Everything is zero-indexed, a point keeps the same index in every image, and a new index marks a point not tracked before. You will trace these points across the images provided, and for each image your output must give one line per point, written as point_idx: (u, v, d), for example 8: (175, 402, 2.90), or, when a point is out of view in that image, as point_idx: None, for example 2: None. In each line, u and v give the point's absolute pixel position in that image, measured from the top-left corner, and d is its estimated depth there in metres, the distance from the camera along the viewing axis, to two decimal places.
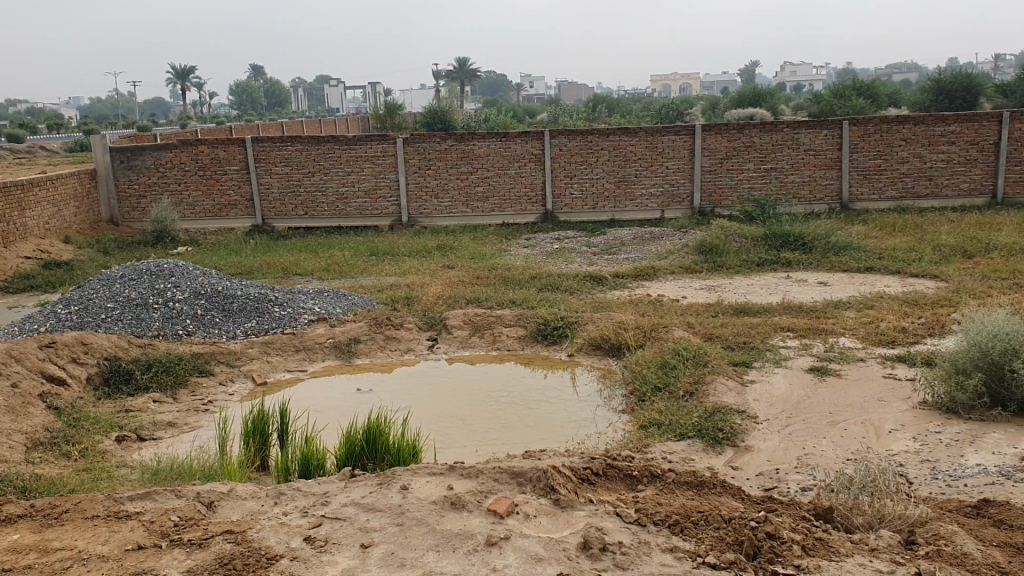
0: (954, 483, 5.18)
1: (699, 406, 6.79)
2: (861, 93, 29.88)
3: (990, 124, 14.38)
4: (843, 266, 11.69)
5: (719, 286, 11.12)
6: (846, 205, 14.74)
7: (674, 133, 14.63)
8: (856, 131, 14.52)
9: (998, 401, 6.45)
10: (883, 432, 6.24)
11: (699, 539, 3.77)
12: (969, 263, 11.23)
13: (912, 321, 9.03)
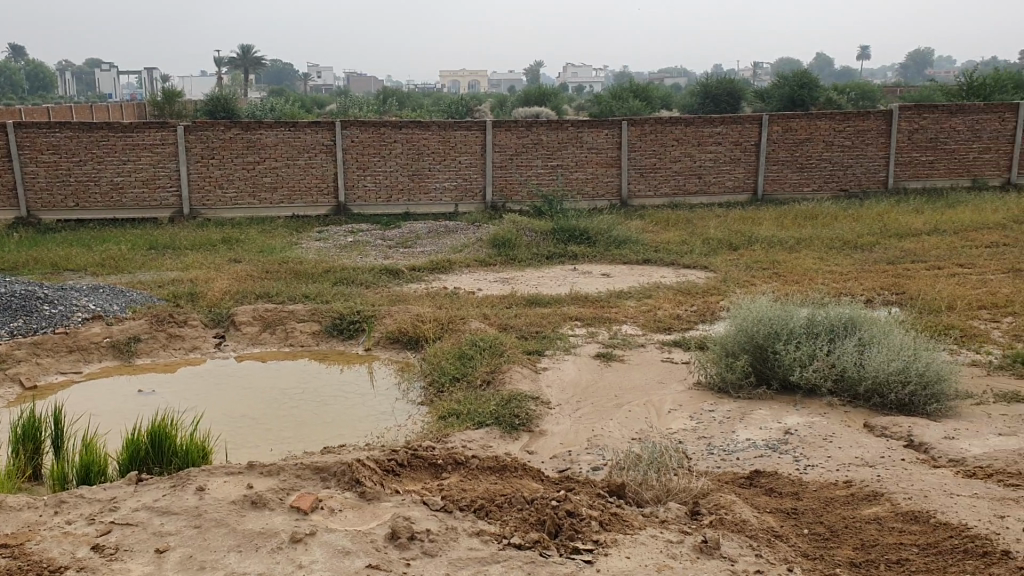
0: (728, 457, 5.59)
1: (496, 395, 6.95)
2: (637, 95, 31.54)
3: (751, 127, 15.58)
4: (625, 259, 12.29)
5: (511, 278, 11.40)
6: (626, 201, 15.49)
7: (464, 128, 14.84)
8: (634, 130, 15.30)
9: (763, 379, 7.03)
10: (664, 412, 6.64)
11: (504, 522, 3.85)
12: (735, 255, 12.12)
13: (686, 309, 9.64)
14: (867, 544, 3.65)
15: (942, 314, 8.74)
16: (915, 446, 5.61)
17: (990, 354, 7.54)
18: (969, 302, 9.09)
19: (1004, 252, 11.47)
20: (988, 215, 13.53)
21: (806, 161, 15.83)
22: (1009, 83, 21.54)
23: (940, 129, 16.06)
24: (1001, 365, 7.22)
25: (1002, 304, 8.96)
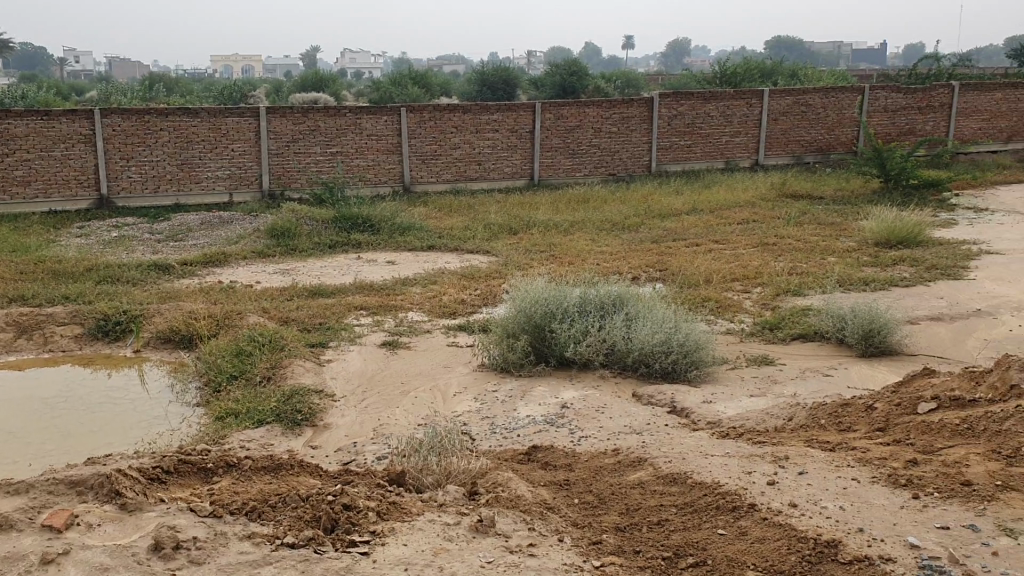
0: (509, 435, 5.73)
1: (276, 391, 6.75)
2: (416, 82, 31.54)
3: (526, 114, 15.96)
4: (408, 246, 12.28)
5: (291, 269, 11.10)
6: (408, 187, 15.45)
7: (237, 115, 14.25)
8: (413, 117, 15.28)
9: (541, 357, 7.23)
10: (448, 396, 6.70)
11: (277, 522, 3.73)
12: (513, 238, 12.39)
13: (469, 294, 9.76)
14: (632, 509, 3.83)
15: (701, 288, 9.34)
16: (679, 412, 5.97)
17: (742, 323, 8.15)
18: (724, 275, 9.77)
19: (754, 228, 12.41)
20: (741, 194, 14.59)
21: (578, 146, 16.42)
22: (754, 72, 23.31)
23: (696, 115, 17.15)
24: (752, 332, 7.81)
25: (752, 276, 9.69)
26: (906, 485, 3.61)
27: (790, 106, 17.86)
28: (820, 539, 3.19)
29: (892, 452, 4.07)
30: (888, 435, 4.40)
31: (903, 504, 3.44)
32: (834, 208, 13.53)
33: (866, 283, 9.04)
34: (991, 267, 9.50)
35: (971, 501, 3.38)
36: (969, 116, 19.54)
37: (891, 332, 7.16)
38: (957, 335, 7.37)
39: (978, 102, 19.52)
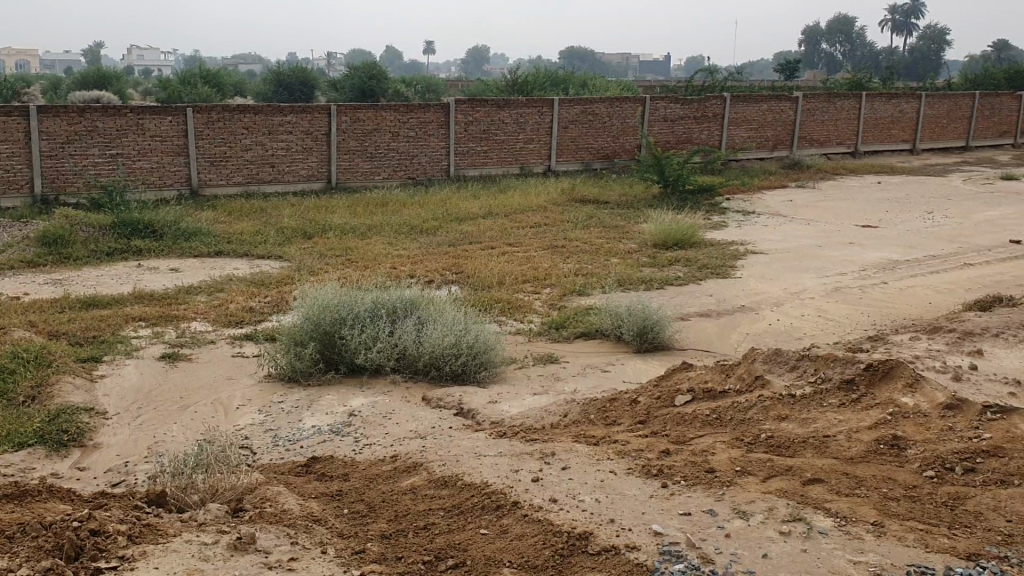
0: (291, 446, 5.58)
1: (41, 411, 6.27)
2: (208, 81, 30.31)
3: (320, 116, 15.66)
4: (195, 252, 11.76)
5: (64, 279, 10.36)
6: (196, 191, 14.78)
7: (2, 114, 13.14)
8: (200, 118, 14.64)
9: (331, 364, 7.09)
10: (230, 409, 6.45)
11: (14, 554, 3.45)
12: (307, 243, 12.13)
13: (258, 301, 9.45)
14: (400, 515, 3.82)
15: (493, 290, 9.49)
16: (465, 414, 6.01)
17: (530, 323, 8.33)
18: (515, 277, 9.98)
19: (545, 231, 12.75)
20: (534, 198, 14.95)
21: (374, 150, 16.28)
22: (547, 81, 24.02)
23: (490, 121, 17.44)
24: (538, 332, 7.99)
25: (542, 277, 9.95)
26: (656, 475, 3.82)
27: (579, 114, 18.52)
28: (573, 532, 3.31)
29: (650, 444, 4.29)
30: (648, 428, 4.64)
31: (652, 493, 3.63)
32: (619, 212, 14.13)
33: (645, 283, 9.48)
34: (754, 266, 10.22)
35: (712, 486, 3.62)
36: (739, 125, 20.99)
37: (664, 329, 7.53)
38: (723, 329, 7.86)
39: (748, 112, 21.00)
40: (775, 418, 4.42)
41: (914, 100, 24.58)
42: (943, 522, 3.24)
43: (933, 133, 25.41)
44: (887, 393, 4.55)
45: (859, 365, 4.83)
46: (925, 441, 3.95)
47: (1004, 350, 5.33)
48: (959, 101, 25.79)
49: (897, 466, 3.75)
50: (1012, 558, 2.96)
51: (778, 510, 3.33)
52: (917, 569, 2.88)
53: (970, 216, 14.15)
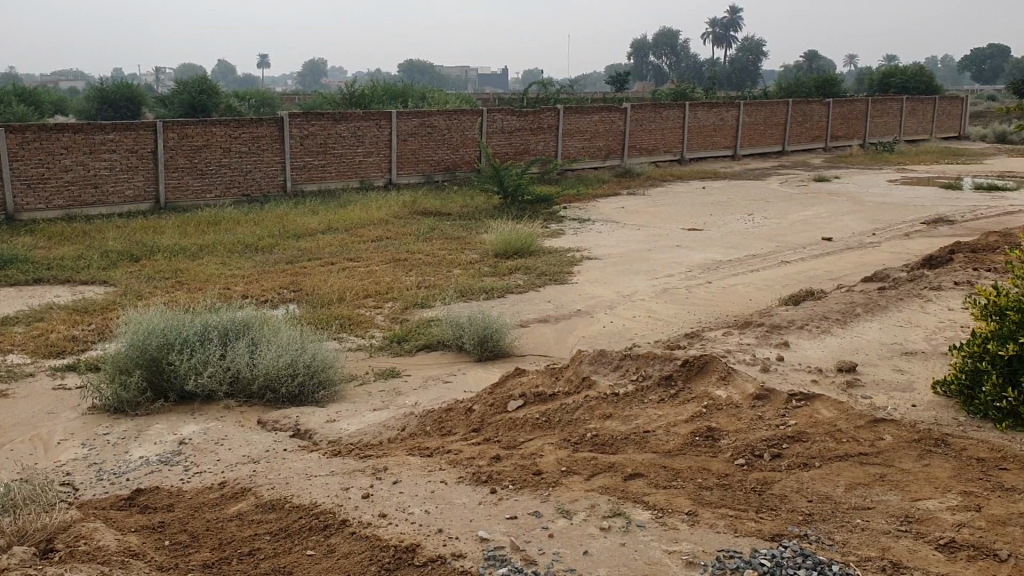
0: (116, 479, 5.30)
1: None
2: (22, 99, 28.54)
3: (146, 134, 15.00)
4: (11, 280, 11.02)
5: None
6: (13, 216, 13.82)
7: None
8: (14, 138, 13.74)
9: (160, 393, 6.77)
10: (50, 445, 6.06)
11: None
12: (135, 266, 11.58)
13: (81, 330, 8.95)
14: (223, 543, 3.70)
15: (333, 306, 9.34)
16: (301, 433, 5.86)
17: (371, 338, 8.24)
18: (355, 292, 9.87)
19: (385, 245, 12.67)
20: (374, 212, 14.83)
21: (206, 168, 15.73)
22: (384, 95, 23.90)
23: (327, 135, 17.21)
24: (379, 347, 7.91)
25: (382, 291, 9.88)
26: (485, 481, 3.86)
27: (417, 127, 18.53)
28: (400, 545, 3.29)
29: (480, 451, 4.34)
30: (480, 435, 4.69)
31: (480, 500, 3.66)
32: (459, 223, 14.21)
33: (485, 292, 9.56)
34: (589, 272, 10.49)
35: (538, 489, 3.70)
36: (573, 136, 21.54)
37: (504, 337, 7.60)
38: (559, 333, 8.01)
39: (581, 123, 21.58)
40: (600, 417, 4.57)
41: (734, 109, 25.89)
42: (751, 506, 3.42)
43: (753, 140, 26.85)
44: (703, 387, 4.78)
45: (677, 361, 5.06)
46: (736, 431, 4.16)
47: (809, 340, 5.69)
48: (775, 109, 27.37)
49: (710, 457, 3.94)
50: (811, 535, 3.16)
51: (599, 507, 3.44)
52: (726, 553, 3.03)
53: (786, 216, 15.03)
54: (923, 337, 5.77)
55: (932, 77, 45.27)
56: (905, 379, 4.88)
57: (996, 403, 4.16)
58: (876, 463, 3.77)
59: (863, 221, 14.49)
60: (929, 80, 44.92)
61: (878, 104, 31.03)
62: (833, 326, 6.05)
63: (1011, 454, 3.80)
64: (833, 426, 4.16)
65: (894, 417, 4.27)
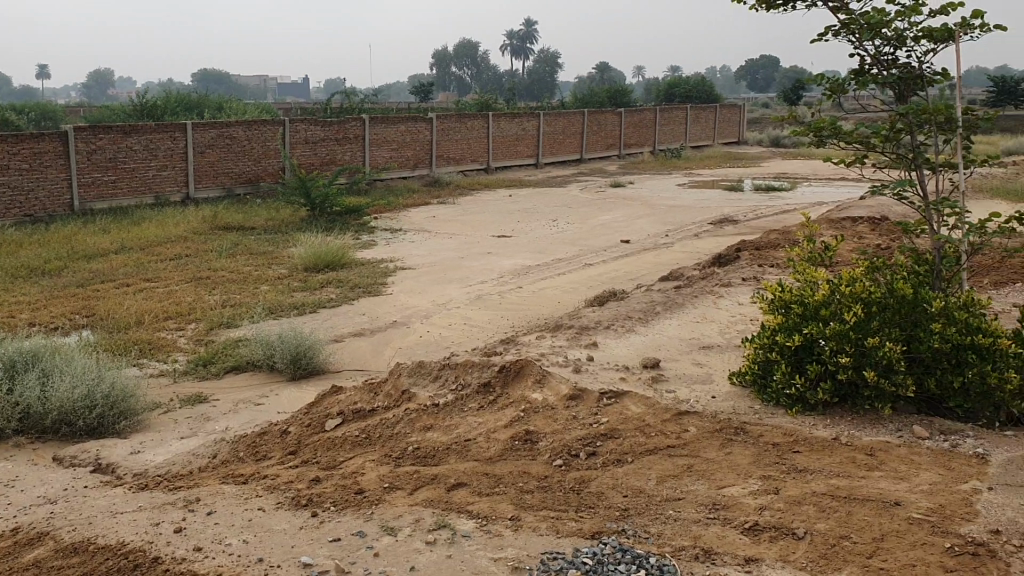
0: None
1: None
2: None
3: None
4: None
5: None
6: None
7: None
8: None
9: None
10: None
11: None
12: None
13: None
14: None
15: (131, 330, 8.82)
16: (103, 467, 5.49)
17: (175, 362, 7.84)
18: (154, 314, 9.37)
19: (186, 263, 12.11)
20: (172, 229, 14.15)
21: None
22: (177, 106, 22.86)
23: (118, 149, 16.24)
24: (184, 371, 7.54)
25: (185, 312, 9.43)
26: (305, 504, 3.76)
27: (215, 139, 17.84)
28: None
29: (299, 474, 4.22)
30: (298, 456, 4.57)
31: (302, 524, 3.56)
32: (265, 238, 13.80)
33: (295, 309, 9.32)
34: (401, 282, 10.45)
35: (361, 507, 3.64)
36: (379, 146, 21.41)
37: (317, 353, 7.44)
38: (375, 347, 7.93)
39: (386, 133, 21.49)
40: (422, 429, 4.57)
41: (534, 118, 26.59)
42: (571, 506, 3.51)
43: (553, 148, 27.66)
44: (519, 391, 4.87)
45: (493, 367, 5.13)
46: (552, 432, 4.27)
47: (615, 339, 5.91)
48: (572, 118, 28.33)
49: (529, 460, 4.02)
50: (628, 530, 3.28)
51: (424, 521, 3.44)
52: (550, 555, 3.09)
53: (588, 221, 15.58)
54: (717, 331, 6.14)
55: (712, 87, 48.35)
56: (704, 372, 5.16)
57: (787, 391, 4.48)
58: (685, 454, 3.97)
59: (658, 224, 15.24)
60: (708, 89, 47.94)
61: (666, 112, 32.78)
62: (636, 325, 6.32)
63: (801, 437, 4.10)
64: (642, 421, 4.34)
65: (697, 409, 4.51)
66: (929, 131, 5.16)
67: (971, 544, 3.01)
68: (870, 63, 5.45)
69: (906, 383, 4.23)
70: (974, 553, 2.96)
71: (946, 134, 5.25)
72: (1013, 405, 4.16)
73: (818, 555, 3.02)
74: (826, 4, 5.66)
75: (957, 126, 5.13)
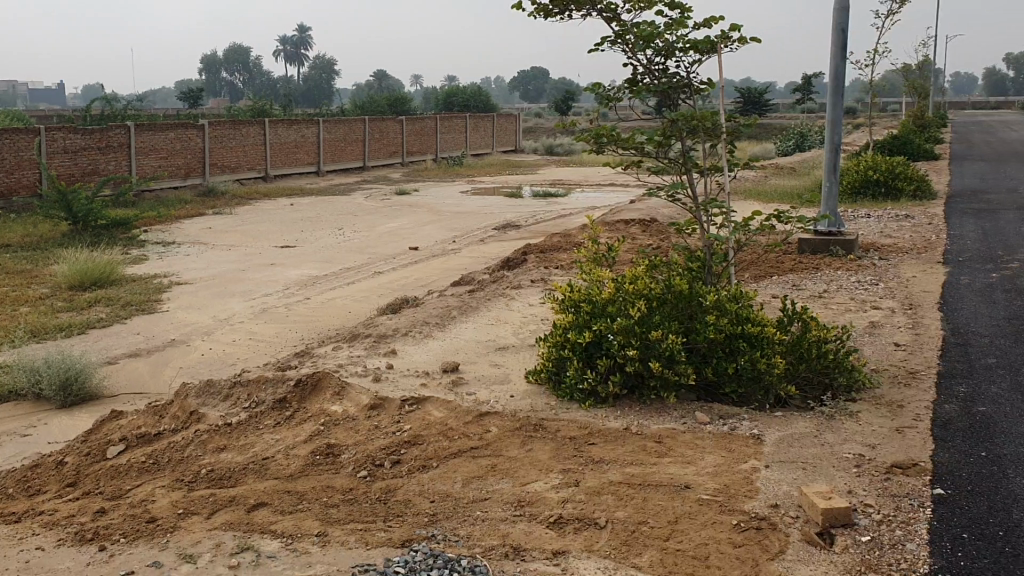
0: None
1: None
2: None
3: None
4: None
5: None
6: None
7: None
8: None
9: None
10: None
11: None
12: None
13: None
14: None
15: None
16: None
17: None
18: None
19: None
20: None
21: None
22: None
23: None
24: None
25: None
26: (91, 539, 3.50)
27: None
28: None
29: (80, 507, 3.92)
30: (77, 488, 4.24)
31: (89, 560, 3.31)
32: (21, 256, 12.68)
33: (62, 330, 8.62)
34: (180, 298, 9.93)
35: (154, 537, 3.44)
36: (147, 155, 20.26)
37: (90, 377, 6.91)
38: (155, 367, 7.47)
39: (155, 141, 20.37)
40: (215, 450, 4.37)
41: (313, 126, 26.10)
42: (378, 517, 3.47)
43: (334, 155, 27.27)
44: (317, 404, 4.77)
45: (289, 382, 5.00)
46: (354, 444, 4.22)
47: (413, 346, 5.91)
48: (352, 125, 28.03)
49: (332, 474, 3.94)
50: (437, 535, 3.29)
51: (225, 545, 3.30)
52: (361, 568, 3.04)
53: (373, 229, 15.47)
54: (511, 332, 6.27)
55: (488, 96, 49.41)
56: (501, 372, 5.25)
57: (580, 386, 4.64)
58: (487, 455, 4.02)
59: (443, 230, 15.38)
60: (485, 99, 49.06)
61: (445, 120, 33.13)
62: (432, 330, 6.34)
63: (595, 430, 4.27)
64: (444, 425, 4.37)
65: (497, 409, 4.58)
66: (698, 136, 5.53)
67: (754, 519, 3.24)
68: (642, 73, 5.73)
69: (687, 372, 4.51)
70: (757, 527, 3.19)
71: (711, 139, 5.64)
72: (781, 387, 4.52)
73: (620, 542, 3.15)
74: (599, 14, 5.91)
75: (722, 132, 5.53)
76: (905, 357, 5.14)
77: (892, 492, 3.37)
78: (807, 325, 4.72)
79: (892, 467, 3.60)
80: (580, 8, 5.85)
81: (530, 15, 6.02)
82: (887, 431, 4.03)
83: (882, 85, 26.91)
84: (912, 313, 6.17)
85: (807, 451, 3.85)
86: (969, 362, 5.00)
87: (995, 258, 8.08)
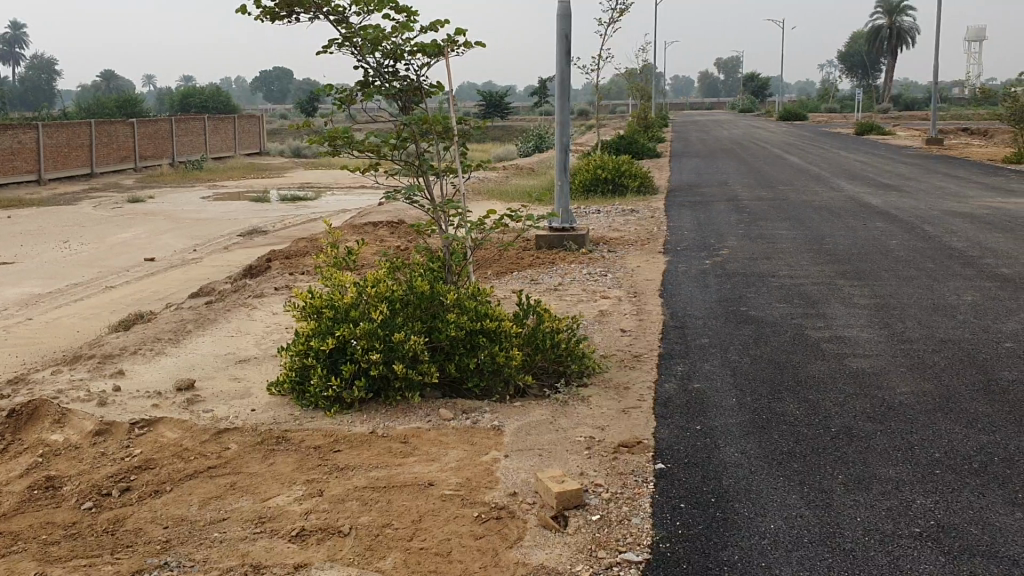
0: None
1: None
2: None
3: None
4: None
5: None
6: None
7: None
8: None
9: None
10: None
11: None
12: None
13: None
14: None
15: None
16: None
17: None
18: None
19: None
20: None
21: None
22: None
23: None
24: None
25: None
26: None
27: None
28: None
29: None
30: None
31: None
32: None
33: None
34: None
35: None
36: None
37: None
38: None
39: None
40: None
41: (31, 130, 23.90)
42: (105, 549, 3.24)
43: (56, 161, 25.12)
44: (35, 435, 4.38)
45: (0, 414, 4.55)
46: (78, 474, 3.91)
47: (144, 364, 5.57)
48: (75, 129, 25.98)
49: (53, 509, 3.63)
50: (171, 562, 3.12)
51: None
52: None
53: (104, 240, 14.43)
54: (253, 343, 6.06)
55: (227, 97, 47.56)
56: (241, 386, 5.06)
57: (324, 394, 4.55)
58: (226, 473, 3.87)
59: (182, 238, 14.62)
60: (224, 101, 47.17)
61: (181, 122, 31.47)
62: (166, 347, 6.00)
63: (339, 436, 4.21)
64: (179, 446, 4.16)
65: (236, 424, 4.40)
66: (431, 139, 5.60)
67: (494, 509, 3.34)
68: (373, 76, 5.72)
69: (430, 370, 4.56)
70: (497, 517, 3.29)
71: (444, 142, 5.74)
72: (519, 377, 4.69)
73: (364, 548, 3.14)
74: (326, 17, 5.84)
75: (454, 134, 5.64)
76: (630, 342, 5.49)
77: (619, 471, 3.59)
78: (540, 318, 4.92)
79: (619, 446, 3.84)
80: (307, 12, 5.76)
81: (256, 17, 5.85)
82: (615, 413, 4.29)
83: (610, 88, 28.58)
84: (637, 300, 6.61)
85: (543, 438, 4.01)
86: (685, 343, 5.42)
87: (708, 246, 8.82)
